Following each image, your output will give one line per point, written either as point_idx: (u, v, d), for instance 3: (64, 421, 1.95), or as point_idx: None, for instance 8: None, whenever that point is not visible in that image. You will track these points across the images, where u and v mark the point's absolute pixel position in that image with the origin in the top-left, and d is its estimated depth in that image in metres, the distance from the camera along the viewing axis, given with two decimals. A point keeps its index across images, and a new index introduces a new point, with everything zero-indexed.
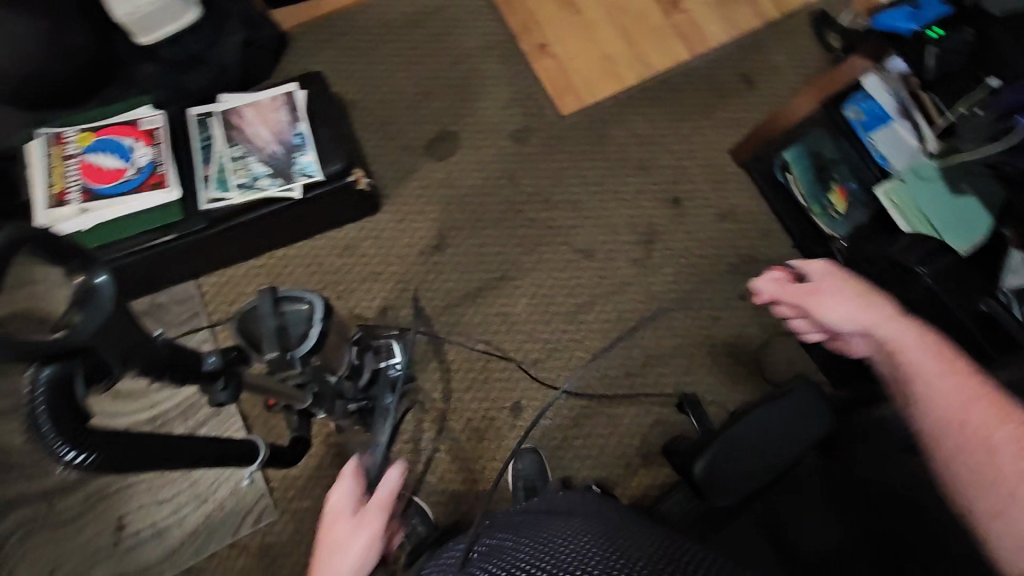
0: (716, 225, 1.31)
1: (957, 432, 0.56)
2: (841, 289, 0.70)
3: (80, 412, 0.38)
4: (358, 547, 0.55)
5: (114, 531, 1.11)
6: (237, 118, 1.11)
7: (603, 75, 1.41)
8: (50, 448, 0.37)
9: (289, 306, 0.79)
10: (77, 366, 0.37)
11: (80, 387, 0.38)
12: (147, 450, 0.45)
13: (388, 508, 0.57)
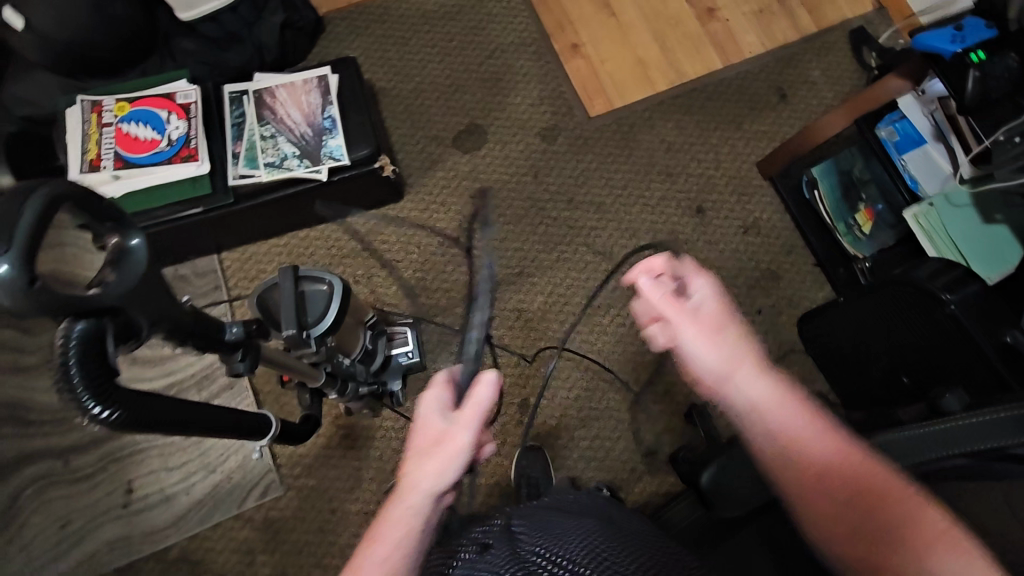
0: (739, 237, 1.30)
1: (867, 500, 0.52)
2: (702, 308, 0.59)
3: (108, 369, 0.38)
4: (446, 456, 0.54)
5: (125, 492, 1.16)
6: (271, 98, 1.13)
7: (635, 79, 1.40)
8: (78, 403, 0.37)
9: (309, 286, 0.81)
10: (109, 323, 0.38)
11: (111, 345, 0.38)
12: (169, 411, 0.46)
13: (481, 419, 0.55)
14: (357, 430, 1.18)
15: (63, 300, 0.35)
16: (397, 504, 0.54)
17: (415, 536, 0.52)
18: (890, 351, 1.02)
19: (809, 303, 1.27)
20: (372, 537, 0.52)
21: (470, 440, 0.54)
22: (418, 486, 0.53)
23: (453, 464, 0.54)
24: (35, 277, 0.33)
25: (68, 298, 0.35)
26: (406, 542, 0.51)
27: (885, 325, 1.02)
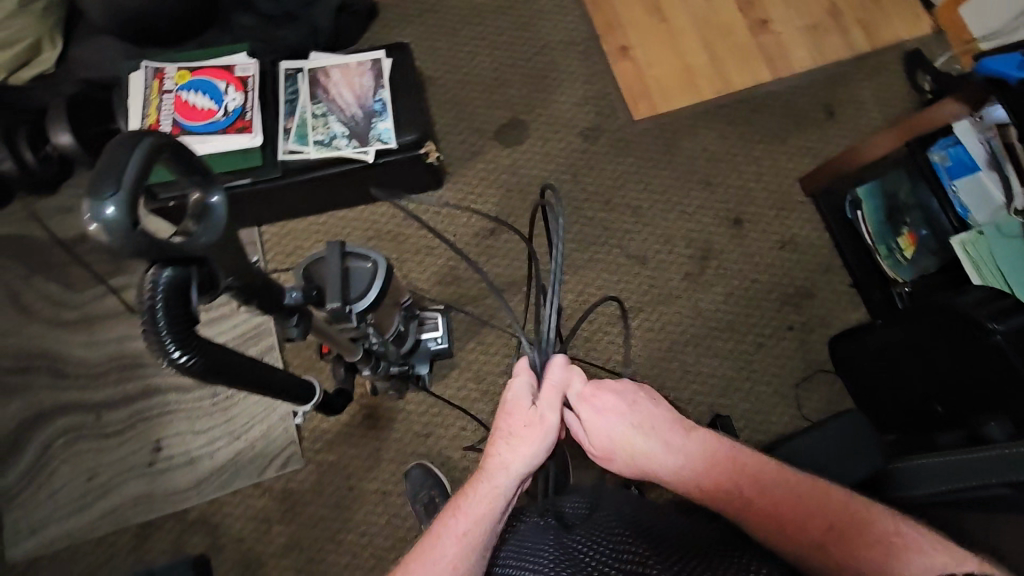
0: (775, 251, 1.29)
1: (806, 523, 0.65)
2: (607, 412, 0.73)
3: (190, 315, 0.41)
4: (529, 441, 0.68)
5: (152, 451, 1.17)
6: (325, 77, 1.15)
7: (681, 86, 1.40)
8: (161, 345, 0.40)
9: (354, 263, 0.82)
10: (196, 272, 0.41)
11: (195, 292, 0.41)
12: (233, 363, 0.49)
13: (557, 397, 0.69)
14: (380, 411, 1.19)
15: (162, 245, 0.38)
16: (485, 481, 0.68)
17: (499, 507, 0.67)
18: (925, 379, 1.01)
19: (842, 324, 1.25)
20: (462, 504, 0.68)
21: (556, 422, 0.68)
22: (506, 466, 0.68)
23: (537, 448, 0.68)
24: (139, 222, 0.36)
25: (165, 246, 0.38)
26: (491, 512, 0.67)
27: (922, 352, 1.01)
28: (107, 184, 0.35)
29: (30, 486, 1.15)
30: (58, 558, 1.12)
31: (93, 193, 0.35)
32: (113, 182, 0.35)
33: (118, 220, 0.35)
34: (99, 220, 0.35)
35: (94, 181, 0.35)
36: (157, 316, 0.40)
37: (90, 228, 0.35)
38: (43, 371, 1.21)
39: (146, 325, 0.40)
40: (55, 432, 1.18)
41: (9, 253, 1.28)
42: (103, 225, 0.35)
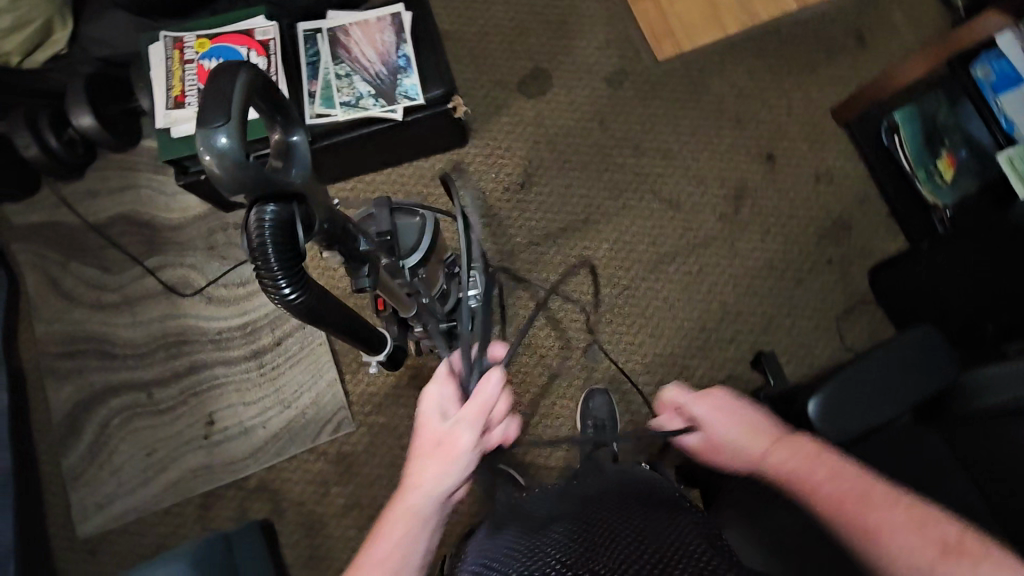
0: (810, 186, 1.27)
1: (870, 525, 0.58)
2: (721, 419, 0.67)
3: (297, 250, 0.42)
4: (439, 456, 0.58)
5: (206, 424, 1.20)
6: (345, 36, 1.12)
7: (705, 23, 1.36)
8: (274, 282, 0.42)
9: (402, 219, 0.82)
10: (298, 208, 0.42)
11: (301, 229, 0.43)
12: (326, 304, 0.51)
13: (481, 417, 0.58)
14: (425, 371, 1.20)
15: (272, 182, 0.39)
16: (401, 500, 0.58)
17: (418, 530, 0.57)
18: (978, 299, 1.00)
19: (883, 254, 1.24)
20: (381, 527, 0.58)
21: (470, 442, 0.58)
22: (419, 486, 0.57)
23: (450, 469, 0.57)
24: (249, 155, 0.37)
25: (274, 180, 0.39)
26: (410, 539, 0.56)
27: (969, 280, 1.01)
28: (218, 116, 0.36)
29: (93, 465, 1.18)
30: (127, 531, 1.15)
31: (201, 123, 0.36)
32: (224, 113, 0.36)
33: (234, 151, 0.36)
34: (212, 150, 0.36)
35: (205, 112, 0.36)
36: (269, 253, 0.41)
37: (205, 158, 0.36)
38: (92, 354, 1.23)
39: (258, 263, 0.42)
40: (111, 412, 1.20)
41: (45, 240, 1.28)
42: (216, 158, 0.36)
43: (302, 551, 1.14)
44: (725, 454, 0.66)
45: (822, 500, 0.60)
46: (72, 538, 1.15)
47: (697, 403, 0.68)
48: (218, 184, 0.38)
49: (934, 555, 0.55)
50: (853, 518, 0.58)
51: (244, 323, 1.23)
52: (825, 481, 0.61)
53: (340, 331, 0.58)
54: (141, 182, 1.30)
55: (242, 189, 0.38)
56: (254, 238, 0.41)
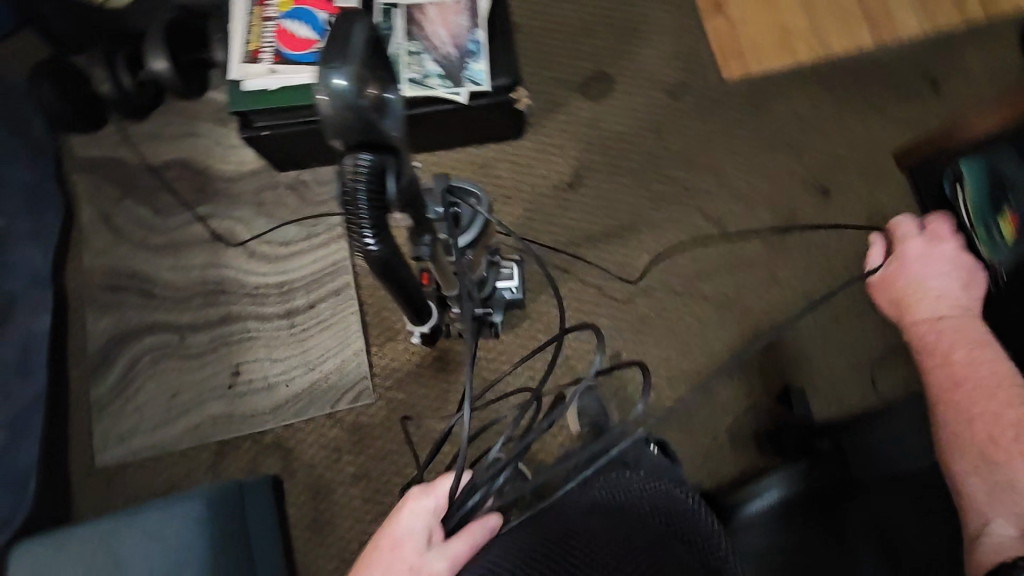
0: (862, 225, 1.25)
1: (958, 397, 0.75)
2: (941, 276, 0.94)
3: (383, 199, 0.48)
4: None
5: (232, 374, 1.22)
6: (421, 14, 1.13)
7: (776, 48, 1.34)
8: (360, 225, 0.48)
9: (459, 200, 0.81)
10: (392, 158, 0.48)
11: (391, 178, 0.48)
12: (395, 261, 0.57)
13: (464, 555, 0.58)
14: (449, 354, 1.21)
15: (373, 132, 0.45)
16: None
17: None
18: None
19: None
20: None
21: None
22: None
23: None
24: (357, 98, 0.43)
25: (372, 129, 0.45)
26: None
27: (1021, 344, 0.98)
28: (333, 65, 0.42)
29: (119, 398, 1.21)
30: (143, 467, 1.18)
31: (320, 71, 0.43)
32: (340, 62, 0.43)
33: (341, 93, 0.42)
34: (325, 91, 0.43)
35: (325, 60, 0.42)
36: (359, 197, 0.47)
37: (318, 98, 0.43)
38: (132, 291, 1.26)
39: (349, 207, 0.48)
40: (142, 349, 1.24)
41: (103, 176, 1.32)
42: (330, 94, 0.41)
43: (307, 513, 1.16)
44: (906, 290, 0.95)
45: (960, 374, 0.77)
46: (89, 466, 1.19)
47: (917, 241, 0.99)
48: (326, 126, 0.46)
49: (998, 428, 0.70)
50: (962, 395, 0.75)
51: (281, 282, 1.26)
52: (973, 368, 0.77)
53: (396, 288, 0.64)
54: (200, 132, 1.33)
55: (345, 128, 0.44)
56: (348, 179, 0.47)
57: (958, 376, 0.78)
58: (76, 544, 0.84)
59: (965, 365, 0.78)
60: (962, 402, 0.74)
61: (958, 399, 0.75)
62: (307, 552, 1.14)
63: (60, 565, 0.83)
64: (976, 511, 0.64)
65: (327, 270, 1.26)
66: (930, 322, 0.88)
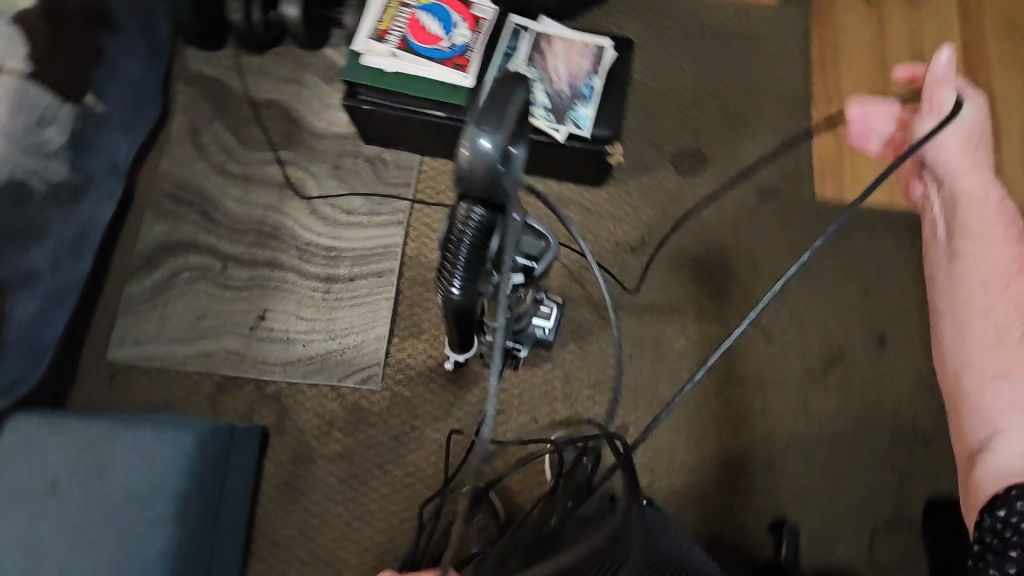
0: (906, 384, 1.21)
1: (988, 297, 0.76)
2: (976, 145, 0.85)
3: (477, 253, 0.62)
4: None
5: (257, 317, 1.24)
6: (547, 44, 1.15)
7: (876, 183, 1.32)
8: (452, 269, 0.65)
9: (529, 236, 0.80)
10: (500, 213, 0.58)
11: (493, 236, 0.61)
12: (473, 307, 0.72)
13: None
14: (465, 370, 1.22)
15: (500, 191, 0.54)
16: None
17: None
18: None
19: (949, 485, 1.17)
20: None
21: None
22: None
23: None
24: (498, 157, 0.52)
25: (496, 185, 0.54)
26: None
27: None
28: (480, 128, 0.51)
29: (148, 304, 1.25)
30: (148, 375, 1.22)
31: (468, 130, 0.51)
32: (488, 126, 0.51)
33: (487, 152, 0.51)
34: (471, 148, 0.51)
35: (476, 122, 0.51)
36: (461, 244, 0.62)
37: (462, 151, 0.51)
38: (194, 209, 1.30)
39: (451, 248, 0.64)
40: (185, 265, 1.27)
41: (205, 94, 1.37)
42: (474, 148, 0.51)
43: (283, 473, 1.18)
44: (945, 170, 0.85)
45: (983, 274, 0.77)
46: (100, 357, 1.22)
47: (969, 106, 0.85)
48: (456, 176, 0.55)
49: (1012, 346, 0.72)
50: (984, 302, 0.76)
51: (331, 247, 1.28)
52: (986, 259, 0.77)
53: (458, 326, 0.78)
54: (305, 82, 1.37)
55: (476, 180, 0.53)
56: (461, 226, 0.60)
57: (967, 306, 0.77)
58: (70, 433, 0.86)
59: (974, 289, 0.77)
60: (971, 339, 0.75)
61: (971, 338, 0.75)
62: (273, 509, 1.16)
63: (48, 449, 0.85)
64: (978, 426, 0.72)
65: (377, 249, 1.27)
66: (969, 235, 0.80)
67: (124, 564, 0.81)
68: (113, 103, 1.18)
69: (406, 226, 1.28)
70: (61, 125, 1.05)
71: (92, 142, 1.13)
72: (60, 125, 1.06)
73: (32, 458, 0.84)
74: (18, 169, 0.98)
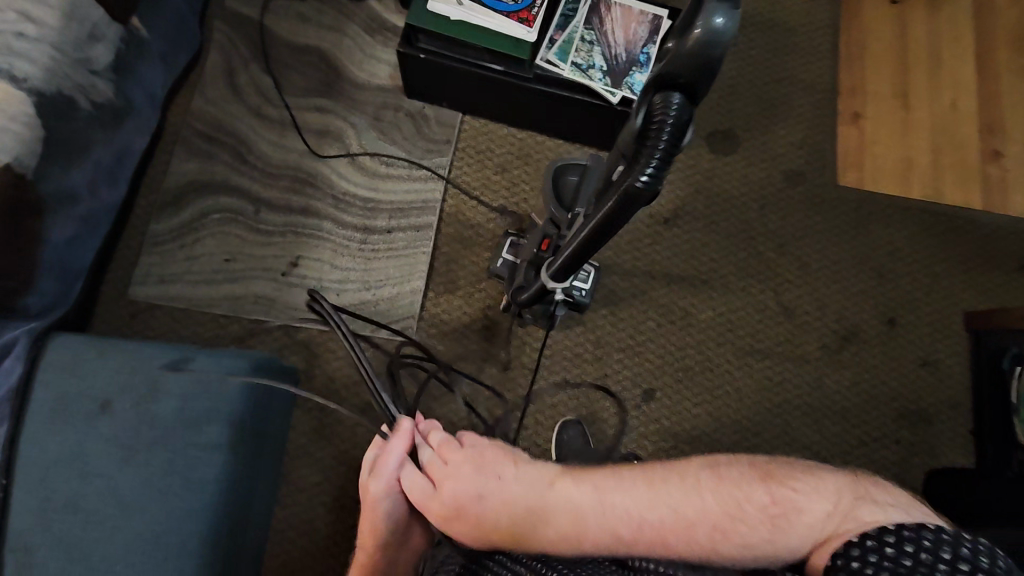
0: (914, 367, 1.29)
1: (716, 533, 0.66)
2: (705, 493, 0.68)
3: (675, 144, 0.48)
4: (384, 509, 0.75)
5: (291, 262, 1.23)
6: (606, 10, 1.16)
7: (895, 176, 1.38)
8: (646, 160, 0.48)
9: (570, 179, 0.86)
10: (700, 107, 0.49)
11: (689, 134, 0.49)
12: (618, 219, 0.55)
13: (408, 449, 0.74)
14: (499, 328, 1.23)
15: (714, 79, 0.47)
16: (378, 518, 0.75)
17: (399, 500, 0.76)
18: None
19: (947, 462, 1.25)
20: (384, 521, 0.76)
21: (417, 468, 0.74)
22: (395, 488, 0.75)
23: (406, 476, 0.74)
24: (728, 40, 0.45)
25: (703, 57, 0.45)
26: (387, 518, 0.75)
27: None
28: (719, 4, 0.44)
29: (176, 242, 1.22)
30: (174, 314, 1.18)
31: (703, 7, 0.44)
32: (723, 5, 0.44)
33: (723, 32, 0.44)
34: (704, 27, 0.44)
35: None
36: (663, 132, 0.47)
37: (698, 28, 0.44)
38: (228, 149, 1.27)
39: (647, 140, 0.48)
40: (215, 206, 1.24)
41: (242, 33, 1.33)
42: (714, 26, 0.44)
43: (311, 420, 1.17)
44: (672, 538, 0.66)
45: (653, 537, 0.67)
46: (122, 294, 1.18)
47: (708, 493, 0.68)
48: (671, 54, 0.46)
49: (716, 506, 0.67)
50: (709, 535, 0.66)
51: (369, 198, 1.26)
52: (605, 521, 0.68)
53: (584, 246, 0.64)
54: (348, 32, 1.34)
55: (695, 65, 0.45)
56: (655, 120, 0.48)
57: (635, 489, 0.69)
58: (120, 355, 0.84)
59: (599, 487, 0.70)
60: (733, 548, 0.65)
61: (739, 539, 0.65)
62: (300, 456, 1.15)
63: (103, 368, 0.83)
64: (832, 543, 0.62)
65: (415, 204, 1.27)
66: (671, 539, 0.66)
67: (177, 485, 0.81)
68: (158, 32, 1.14)
69: (445, 182, 1.28)
70: (111, 43, 1.01)
71: (134, 67, 1.09)
72: (108, 44, 1.01)
73: (82, 376, 0.82)
74: (67, 84, 0.93)
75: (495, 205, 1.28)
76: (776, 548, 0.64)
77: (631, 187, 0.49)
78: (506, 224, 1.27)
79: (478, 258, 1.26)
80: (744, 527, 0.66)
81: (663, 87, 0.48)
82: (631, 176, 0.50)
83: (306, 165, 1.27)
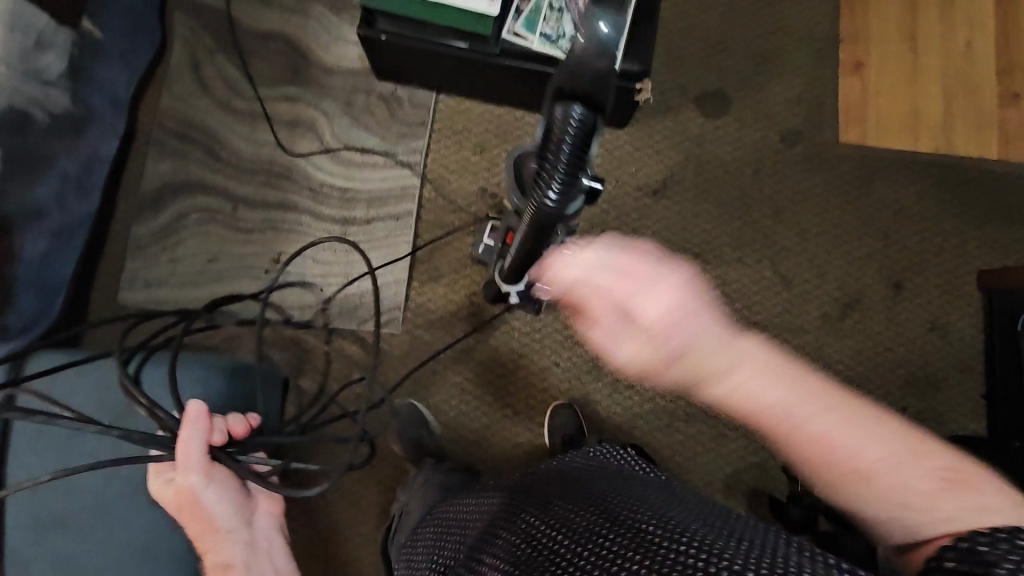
0: (923, 332, 1.24)
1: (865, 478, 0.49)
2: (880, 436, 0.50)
3: (577, 154, 0.53)
4: (210, 507, 0.76)
5: (273, 259, 1.21)
6: None
7: (901, 128, 1.29)
8: (551, 176, 0.54)
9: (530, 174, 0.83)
10: (603, 112, 0.53)
11: (593, 140, 0.53)
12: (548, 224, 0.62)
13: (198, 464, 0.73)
14: (485, 314, 1.21)
15: (607, 85, 0.51)
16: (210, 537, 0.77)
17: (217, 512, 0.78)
18: None
19: (956, 428, 1.21)
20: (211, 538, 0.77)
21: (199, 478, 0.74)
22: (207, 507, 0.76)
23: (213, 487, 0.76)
24: (613, 44, 0.52)
25: (590, 65, 0.52)
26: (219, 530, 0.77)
27: None
28: (599, 13, 0.51)
29: (158, 245, 1.21)
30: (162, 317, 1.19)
31: (586, 18, 0.52)
32: (605, 11, 0.51)
33: (604, 38, 0.51)
34: (588, 34, 0.52)
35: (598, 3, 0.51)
36: (562, 144, 0.52)
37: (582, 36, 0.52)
38: (200, 146, 1.24)
39: (550, 152, 0.53)
40: (193, 207, 1.23)
41: (205, 22, 1.28)
42: (594, 32, 0.51)
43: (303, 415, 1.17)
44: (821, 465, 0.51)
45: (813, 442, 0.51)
46: (110, 300, 1.19)
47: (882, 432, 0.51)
48: (564, 66, 0.53)
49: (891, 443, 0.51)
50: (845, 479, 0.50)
51: (346, 189, 1.24)
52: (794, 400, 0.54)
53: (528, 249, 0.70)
54: (312, 14, 1.29)
55: (587, 67, 0.52)
56: (556, 131, 0.52)
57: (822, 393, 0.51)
58: (96, 373, 0.85)
59: (785, 377, 0.51)
60: (894, 482, 0.49)
61: (879, 486, 0.49)
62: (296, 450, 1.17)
63: (78, 386, 0.85)
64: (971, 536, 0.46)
65: (394, 191, 1.24)
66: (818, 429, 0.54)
67: None
68: (112, 30, 1.10)
69: (423, 167, 1.24)
70: (60, 50, 0.98)
71: (90, 70, 1.06)
72: (57, 51, 0.98)
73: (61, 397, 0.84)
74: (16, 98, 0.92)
75: (475, 187, 1.24)
76: (921, 507, 0.48)
77: (542, 200, 0.56)
78: (488, 207, 1.24)
79: (460, 244, 1.23)
80: (899, 479, 0.49)
81: (566, 96, 0.52)
82: (542, 191, 0.56)
83: (279, 158, 1.24)
